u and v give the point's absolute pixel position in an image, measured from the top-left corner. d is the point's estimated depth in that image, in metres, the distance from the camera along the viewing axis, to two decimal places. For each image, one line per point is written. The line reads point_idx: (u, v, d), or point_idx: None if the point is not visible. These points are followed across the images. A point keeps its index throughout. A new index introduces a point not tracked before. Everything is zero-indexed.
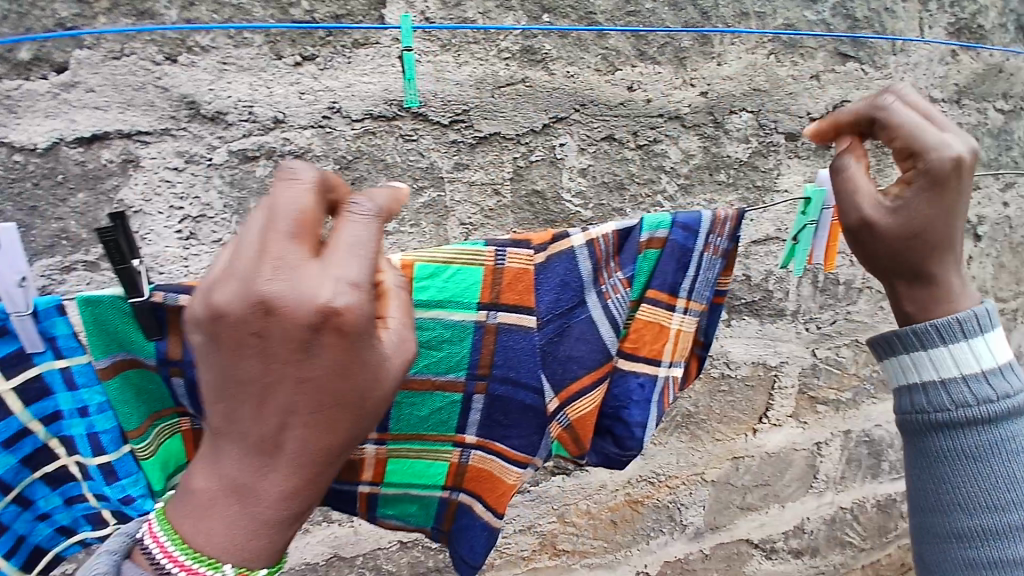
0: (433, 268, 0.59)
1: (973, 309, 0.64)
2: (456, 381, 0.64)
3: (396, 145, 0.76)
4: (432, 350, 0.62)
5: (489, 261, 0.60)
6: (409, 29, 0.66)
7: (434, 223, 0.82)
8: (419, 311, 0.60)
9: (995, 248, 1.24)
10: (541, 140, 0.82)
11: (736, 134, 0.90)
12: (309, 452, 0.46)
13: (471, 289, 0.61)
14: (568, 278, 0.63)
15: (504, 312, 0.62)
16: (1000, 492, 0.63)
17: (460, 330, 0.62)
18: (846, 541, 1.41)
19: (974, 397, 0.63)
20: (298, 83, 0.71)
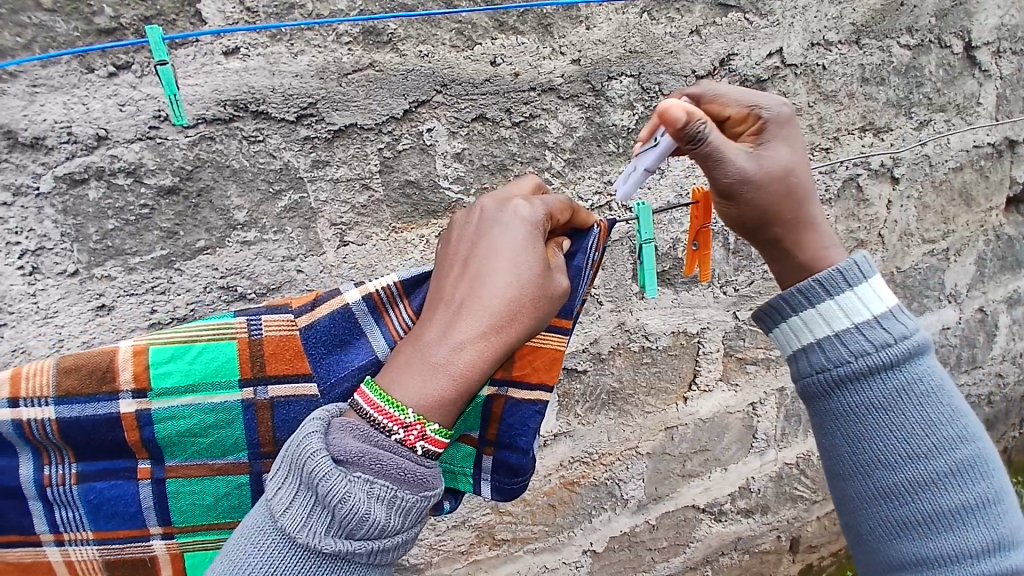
0: (174, 350, 0.61)
1: (854, 258, 0.65)
2: (238, 462, 0.65)
3: (240, 149, 0.72)
4: (199, 434, 0.64)
5: (242, 334, 0.63)
6: (159, 39, 0.64)
7: (302, 227, 0.78)
8: (170, 399, 0.62)
9: (917, 188, 1.24)
10: (405, 127, 0.77)
11: (619, 101, 0.87)
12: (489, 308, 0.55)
13: (228, 365, 0.63)
14: (336, 338, 0.65)
15: (272, 385, 0.64)
16: (919, 439, 0.61)
17: (227, 411, 0.64)
18: (797, 495, 1.42)
19: (871, 344, 0.62)
20: (117, 95, 0.66)
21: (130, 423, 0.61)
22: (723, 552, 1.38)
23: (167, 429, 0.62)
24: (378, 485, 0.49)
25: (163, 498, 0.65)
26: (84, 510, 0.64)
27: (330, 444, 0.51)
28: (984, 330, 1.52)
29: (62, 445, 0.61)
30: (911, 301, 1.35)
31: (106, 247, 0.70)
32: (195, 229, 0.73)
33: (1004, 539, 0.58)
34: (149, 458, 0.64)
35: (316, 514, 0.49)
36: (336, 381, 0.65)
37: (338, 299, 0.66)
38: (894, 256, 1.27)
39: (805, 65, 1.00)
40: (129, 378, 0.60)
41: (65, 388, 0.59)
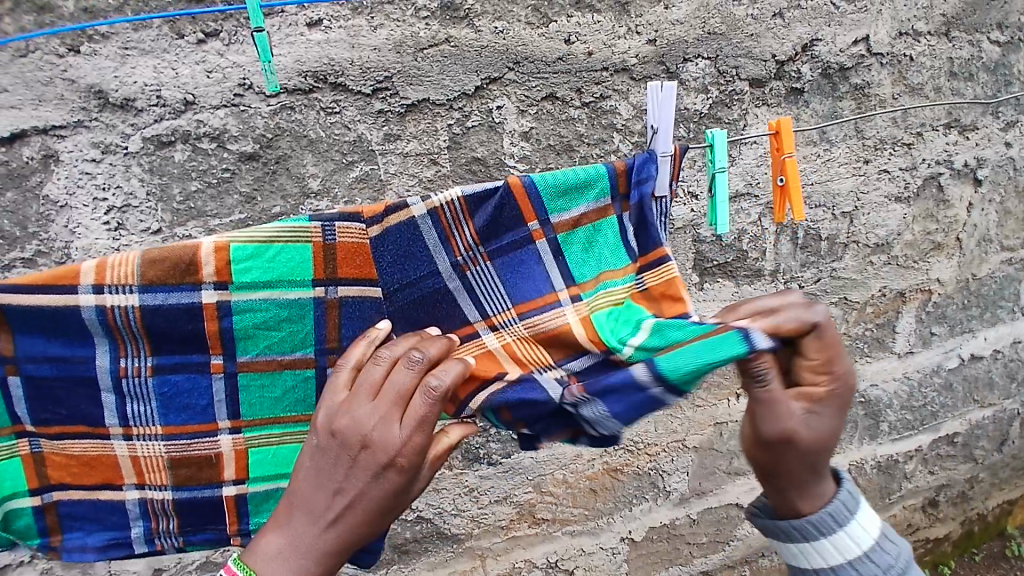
0: (253, 249, 0.59)
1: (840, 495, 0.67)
2: (306, 356, 0.66)
3: (317, 119, 0.73)
4: (272, 328, 0.63)
5: (317, 239, 0.60)
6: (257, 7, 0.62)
7: (371, 198, 0.79)
8: (248, 293, 0.61)
9: (1000, 192, 1.17)
10: (476, 103, 0.77)
11: (693, 84, 0.85)
12: (378, 495, 0.57)
13: (302, 265, 0.61)
14: (408, 247, 0.64)
15: (343, 286, 0.64)
16: None
17: (299, 307, 0.63)
18: None
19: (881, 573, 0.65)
20: (204, 61, 0.68)
21: (209, 313, 0.61)
22: (763, 554, 1.36)
23: (244, 321, 0.62)
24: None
25: (235, 393, 0.66)
26: (156, 404, 0.65)
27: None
28: None
29: (140, 335, 0.61)
30: (985, 311, 1.28)
31: (188, 208, 0.73)
32: (271, 195, 0.75)
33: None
34: (222, 352, 0.64)
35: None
36: (402, 287, 0.66)
37: (406, 212, 0.62)
38: (971, 263, 1.20)
39: (892, 55, 0.95)
40: (212, 272, 0.58)
41: (148, 279, 0.57)
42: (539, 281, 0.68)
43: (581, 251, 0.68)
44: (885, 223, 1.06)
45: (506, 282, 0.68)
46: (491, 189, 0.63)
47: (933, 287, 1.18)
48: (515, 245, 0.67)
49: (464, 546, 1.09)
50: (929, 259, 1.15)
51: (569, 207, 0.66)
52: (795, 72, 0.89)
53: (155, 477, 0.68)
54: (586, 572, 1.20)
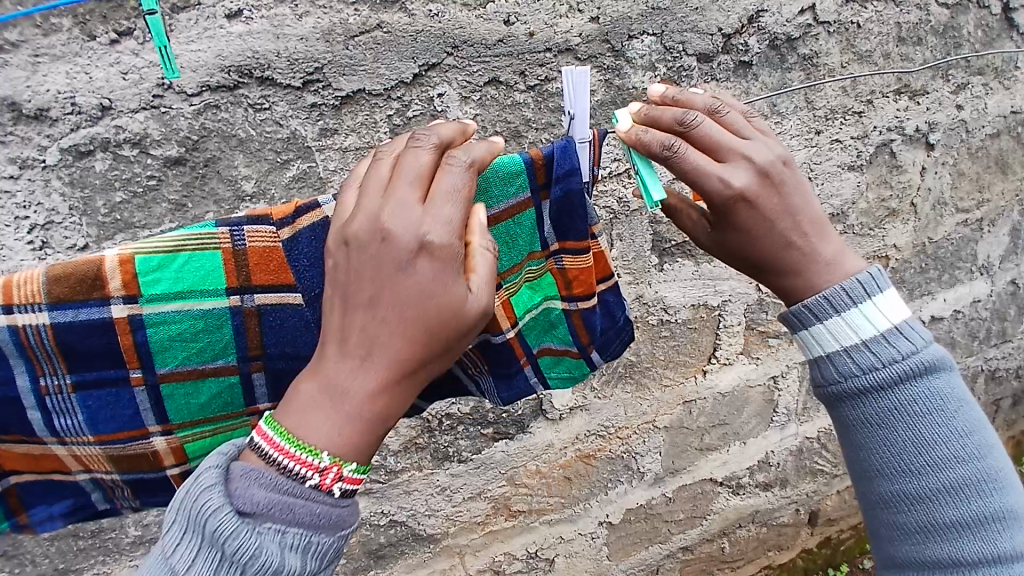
0: (159, 260, 0.57)
1: (864, 274, 0.62)
2: (228, 365, 0.62)
3: (246, 117, 0.70)
4: (189, 340, 0.60)
5: (226, 245, 0.58)
6: None
7: (312, 197, 0.76)
8: (160, 305, 0.58)
9: (952, 154, 1.18)
10: (415, 92, 0.74)
11: (640, 62, 0.83)
12: (404, 322, 0.51)
13: (214, 273, 0.58)
14: (326, 250, 0.61)
15: (260, 294, 0.61)
16: (915, 455, 0.60)
17: (216, 318, 0.60)
18: (817, 469, 1.40)
19: (878, 361, 0.60)
20: (119, 62, 0.63)
21: (122, 328, 0.57)
22: (740, 525, 1.38)
23: (158, 334, 0.59)
24: (291, 534, 0.49)
25: (159, 400, 0.62)
26: (83, 416, 0.61)
27: (234, 496, 0.49)
28: (1016, 304, 1.47)
29: (56, 355, 0.57)
30: (942, 273, 1.30)
31: (115, 220, 0.69)
32: (203, 201, 0.71)
33: (1009, 557, 0.57)
34: (140, 366, 0.60)
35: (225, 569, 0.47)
36: (324, 295, 0.62)
37: (318, 211, 0.61)
38: (926, 227, 1.22)
39: (839, 23, 0.94)
40: (119, 286, 0.56)
41: (56, 296, 0.55)
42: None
43: (501, 247, 0.68)
44: (841, 192, 1.06)
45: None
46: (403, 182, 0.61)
47: (890, 253, 1.19)
48: None
49: (441, 545, 1.08)
50: (885, 226, 1.16)
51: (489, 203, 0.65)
52: (742, 44, 0.88)
53: (99, 466, 0.65)
54: (565, 558, 1.21)
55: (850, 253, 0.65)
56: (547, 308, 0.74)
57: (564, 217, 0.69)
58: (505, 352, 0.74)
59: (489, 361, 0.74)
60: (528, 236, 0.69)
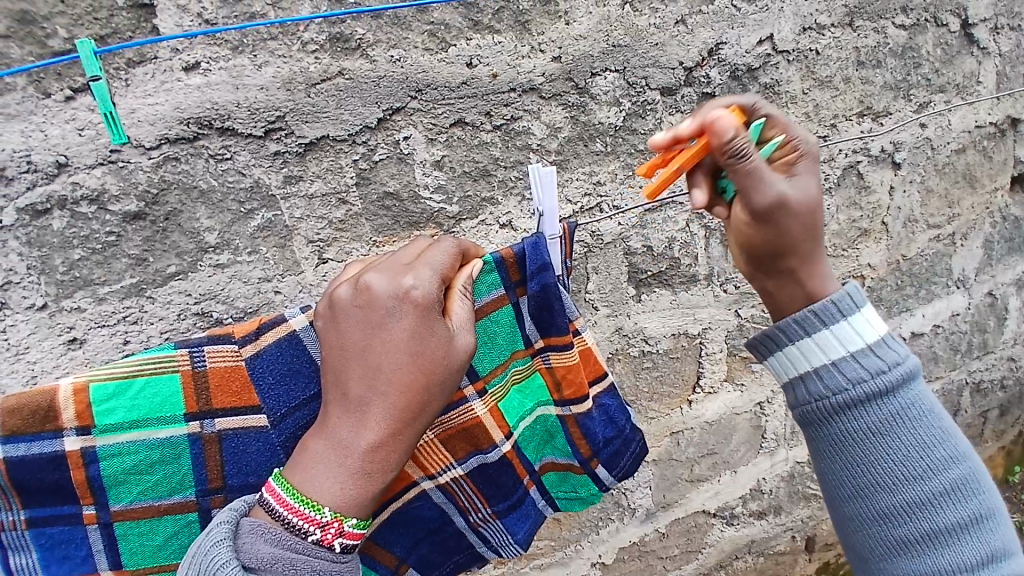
0: (116, 386, 0.59)
1: (845, 288, 0.67)
2: (184, 501, 0.64)
3: (207, 168, 0.68)
4: (144, 472, 0.62)
5: (185, 368, 0.61)
6: (91, 54, 0.60)
7: (278, 246, 0.74)
8: (116, 436, 0.60)
9: (919, 173, 1.20)
10: (380, 136, 0.74)
11: (605, 98, 0.84)
12: (399, 368, 0.55)
13: (172, 399, 0.61)
14: (294, 366, 0.64)
15: (219, 419, 0.63)
16: (913, 462, 0.62)
17: (173, 446, 0.62)
18: (810, 494, 1.38)
19: (864, 372, 0.64)
20: (75, 119, 0.62)
21: (75, 461, 0.59)
22: (737, 556, 1.34)
23: (112, 466, 0.60)
24: None
25: (113, 541, 0.63)
26: (37, 555, 0.62)
27: (240, 550, 0.52)
28: (995, 316, 1.48)
29: (10, 489, 0.59)
30: (919, 289, 1.31)
31: (74, 278, 0.67)
32: (165, 254, 0.69)
33: (1000, 554, 0.60)
34: (94, 502, 0.61)
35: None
36: (288, 412, 0.64)
37: (285, 327, 0.63)
38: (899, 244, 1.23)
39: (798, 51, 0.96)
40: (73, 416, 0.58)
41: (10, 429, 0.57)
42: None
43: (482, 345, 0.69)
44: None
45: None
46: None
47: (865, 273, 1.20)
48: None
49: None
50: (858, 246, 1.17)
51: None
52: (705, 77, 0.89)
53: None
54: None
55: (829, 276, 0.70)
56: (542, 415, 0.76)
57: (543, 312, 0.71)
58: (506, 471, 0.74)
59: (489, 499, 0.74)
60: (511, 335, 0.71)
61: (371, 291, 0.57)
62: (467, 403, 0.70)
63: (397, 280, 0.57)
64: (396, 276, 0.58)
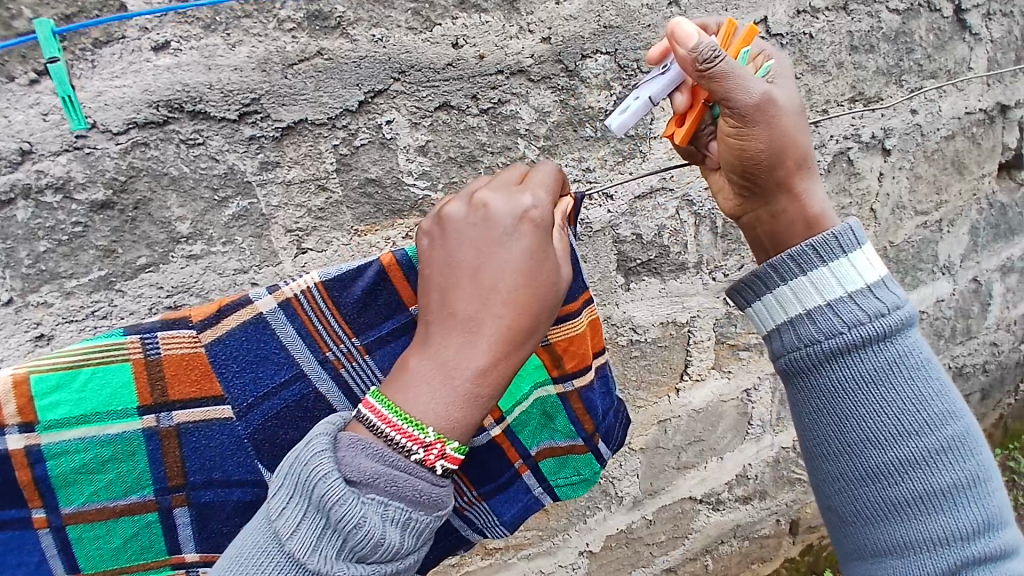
0: (61, 382, 0.57)
1: (848, 224, 0.66)
2: (144, 500, 0.62)
3: (179, 154, 0.65)
4: (96, 471, 0.59)
5: (137, 355, 0.59)
6: (50, 35, 0.56)
7: (255, 236, 0.71)
8: (63, 433, 0.57)
9: (909, 159, 1.19)
10: (362, 120, 0.71)
11: (595, 81, 0.81)
12: (519, 288, 0.55)
13: (124, 391, 0.59)
14: (259, 352, 0.64)
15: (177, 411, 0.62)
16: (909, 415, 0.62)
17: (127, 442, 0.60)
18: (795, 478, 1.39)
19: (864, 313, 0.63)
20: (39, 103, 0.58)
21: (19, 461, 0.57)
22: (722, 540, 1.36)
23: (60, 466, 0.58)
24: (393, 508, 0.48)
25: (67, 541, 0.60)
26: None
27: (341, 464, 0.49)
28: (978, 301, 1.50)
29: None
30: (905, 276, 1.31)
31: (39, 272, 0.63)
32: (135, 245, 0.66)
33: (992, 519, 0.62)
34: (43, 505, 0.59)
35: (326, 537, 0.47)
36: (256, 402, 0.64)
37: (251, 308, 0.63)
38: (887, 231, 1.23)
39: (792, 34, 0.94)
40: (15, 413, 0.56)
41: None
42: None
43: None
44: None
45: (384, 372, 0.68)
46: (360, 268, 0.66)
47: None
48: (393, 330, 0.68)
49: None
50: None
51: None
52: None
53: None
54: None
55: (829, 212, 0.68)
56: (541, 396, 0.74)
57: None
58: (496, 454, 0.74)
59: (476, 481, 0.74)
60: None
61: (494, 212, 0.58)
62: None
63: (520, 200, 0.58)
64: (513, 196, 0.59)
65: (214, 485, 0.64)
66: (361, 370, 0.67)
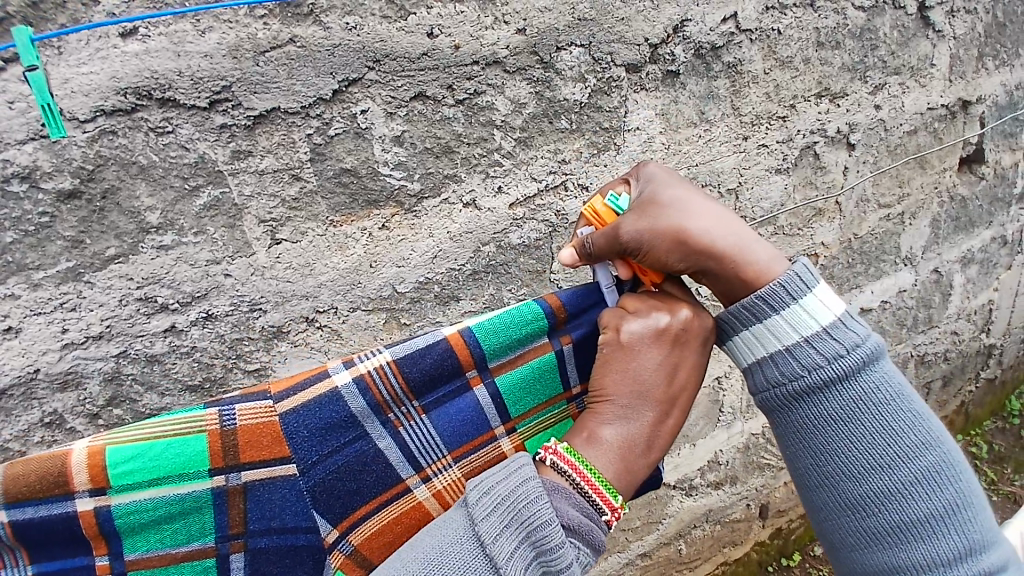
0: (134, 449, 0.56)
1: (793, 269, 0.66)
2: (206, 548, 0.61)
3: (148, 142, 0.64)
4: (163, 523, 0.59)
5: (213, 426, 0.59)
6: (28, 43, 0.55)
7: (227, 225, 0.70)
8: (131, 495, 0.57)
9: (872, 154, 1.23)
10: (336, 109, 0.70)
11: (570, 74, 0.82)
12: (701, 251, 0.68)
13: (197, 456, 0.58)
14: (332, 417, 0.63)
15: (247, 471, 0.60)
16: (883, 450, 0.65)
17: (195, 500, 0.59)
18: (764, 463, 1.43)
19: (824, 357, 0.64)
20: (4, 91, 0.56)
21: (86, 520, 0.56)
22: (696, 525, 1.39)
23: (128, 522, 0.57)
24: (575, 548, 0.59)
25: None
26: None
27: (555, 507, 0.60)
28: (939, 291, 1.55)
29: (15, 544, 0.57)
30: (869, 266, 1.35)
31: (4, 263, 0.61)
32: (103, 236, 0.65)
33: (974, 543, 0.64)
34: (107, 552, 0.58)
35: (523, 551, 0.57)
36: (321, 459, 0.63)
37: (327, 382, 0.63)
38: (851, 222, 1.27)
39: (760, 30, 0.96)
40: (85, 480, 0.55)
41: (18, 496, 0.55)
42: (479, 422, 0.70)
43: (516, 393, 0.71)
44: (769, 194, 1.09)
45: (444, 433, 0.69)
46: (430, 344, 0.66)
47: (820, 251, 1.24)
48: (450, 393, 0.69)
49: None
50: (813, 225, 1.20)
51: (503, 352, 0.70)
52: (670, 54, 0.88)
53: None
54: None
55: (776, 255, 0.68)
56: None
57: (587, 358, 0.73)
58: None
59: None
60: (551, 379, 0.73)
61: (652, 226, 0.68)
62: (495, 442, 0.71)
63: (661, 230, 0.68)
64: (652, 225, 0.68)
65: (270, 530, 0.62)
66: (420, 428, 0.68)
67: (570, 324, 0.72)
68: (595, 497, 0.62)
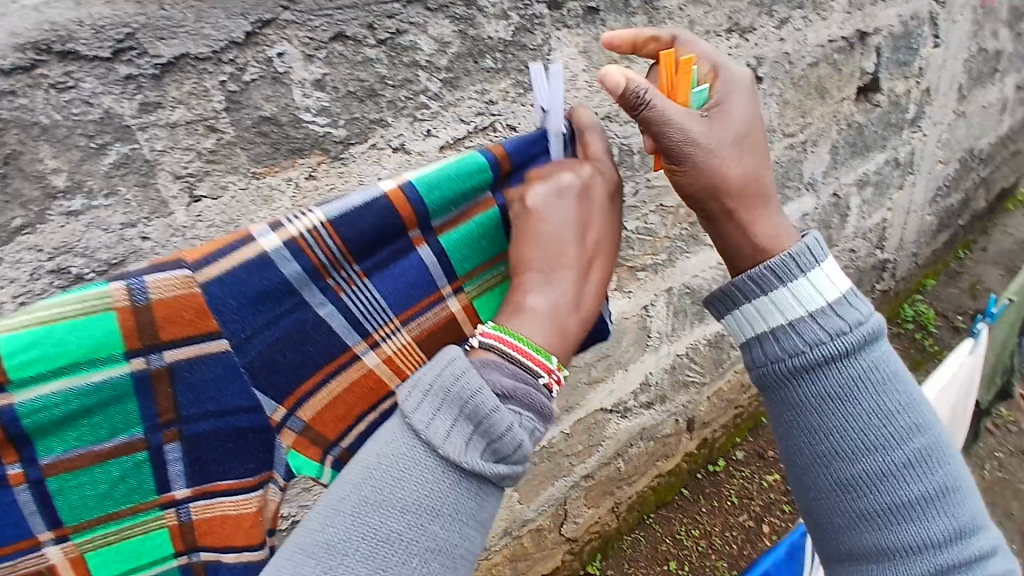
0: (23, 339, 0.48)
1: (805, 243, 0.73)
2: (131, 440, 0.56)
3: (49, 100, 0.58)
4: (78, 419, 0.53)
5: (121, 304, 0.52)
6: None
7: (141, 184, 0.66)
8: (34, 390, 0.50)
9: (779, 86, 1.31)
10: (249, 53, 0.67)
11: (492, 11, 0.82)
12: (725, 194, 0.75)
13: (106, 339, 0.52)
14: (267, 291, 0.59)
15: (168, 351, 0.55)
16: (878, 428, 0.68)
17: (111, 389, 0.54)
18: (688, 380, 1.56)
19: (826, 333, 0.69)
20: None
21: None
22: (632, 443, 1.51)
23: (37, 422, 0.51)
24: (526, 421, 0.58)
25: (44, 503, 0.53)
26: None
27: (487, 380, 0.58)
28: (838, 213, 1.70)
29: None
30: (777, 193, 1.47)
31: None
32: (5, 204, 0.59)
33: (964, 526, 0.67)
34: (18, 460, 0.51)
35: (471, 440, 0.55)
36: (253, 335, 0.59)
37: (254, 247, 0.58)
38: None
39: None
40: None
41: None
42: (424, 283, 0.71)
43: (459, 250, 0.72)
44: None
45: (386, 295, 0.68)
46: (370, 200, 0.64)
47: None
48: (394, 255, 0.68)
49: None
50: None
51: (445, 210, 0.70)
52: None
53: None
54: None
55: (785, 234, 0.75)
56: None
57: (526, 212, 0.75)
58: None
59: None
60: (493, 236, 0.75)
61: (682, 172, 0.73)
62: (442, 303, 0.73)
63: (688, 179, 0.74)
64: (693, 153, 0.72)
65: (208, 415, 0.58)
66: (366, 294, 0.67)
67: (511, 178, 0.74)
68: (525, 360, 0.60)
